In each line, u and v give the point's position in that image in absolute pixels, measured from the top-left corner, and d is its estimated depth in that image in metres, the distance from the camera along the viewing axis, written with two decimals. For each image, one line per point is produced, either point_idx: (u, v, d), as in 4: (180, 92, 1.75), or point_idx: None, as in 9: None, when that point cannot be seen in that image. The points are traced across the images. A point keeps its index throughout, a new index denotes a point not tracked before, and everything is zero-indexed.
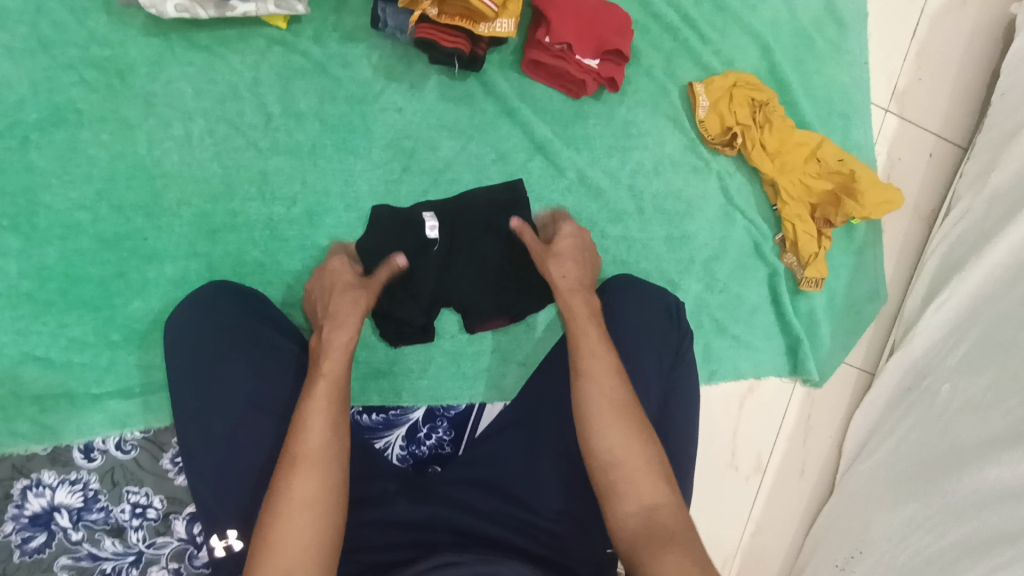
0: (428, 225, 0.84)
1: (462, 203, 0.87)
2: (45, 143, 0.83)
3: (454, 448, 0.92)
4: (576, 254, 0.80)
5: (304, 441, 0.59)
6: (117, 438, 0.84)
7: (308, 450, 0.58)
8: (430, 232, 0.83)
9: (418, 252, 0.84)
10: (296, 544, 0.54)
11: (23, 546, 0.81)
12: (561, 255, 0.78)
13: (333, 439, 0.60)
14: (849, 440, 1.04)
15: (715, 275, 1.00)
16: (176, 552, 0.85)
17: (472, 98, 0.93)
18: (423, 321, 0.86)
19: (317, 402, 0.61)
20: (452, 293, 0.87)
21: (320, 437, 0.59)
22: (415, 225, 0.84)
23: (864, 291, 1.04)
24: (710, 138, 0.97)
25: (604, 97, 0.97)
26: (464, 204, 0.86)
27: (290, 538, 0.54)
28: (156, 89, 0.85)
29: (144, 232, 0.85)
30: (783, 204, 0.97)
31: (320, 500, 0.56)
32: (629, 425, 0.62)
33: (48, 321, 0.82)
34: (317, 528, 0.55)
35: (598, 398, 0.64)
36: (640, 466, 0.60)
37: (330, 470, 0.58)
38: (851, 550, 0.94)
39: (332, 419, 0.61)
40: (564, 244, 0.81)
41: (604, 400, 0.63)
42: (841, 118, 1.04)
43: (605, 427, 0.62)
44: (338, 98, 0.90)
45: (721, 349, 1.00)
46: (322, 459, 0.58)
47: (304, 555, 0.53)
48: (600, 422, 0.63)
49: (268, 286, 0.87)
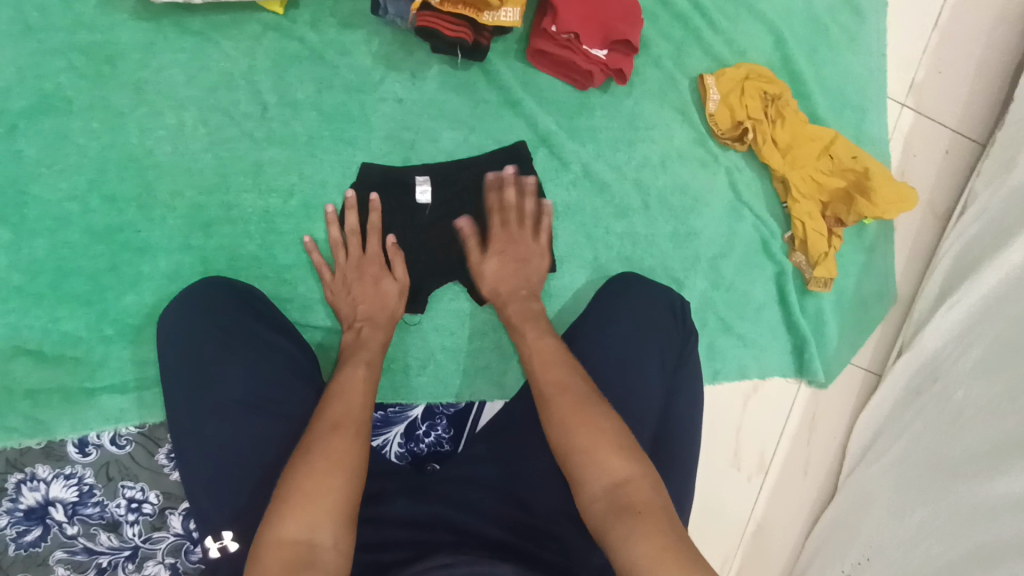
0: (420, 188, 0.86)
1: (457, 166, 0.88)
2: (33, 132, 0.80)
3: (453, 445, 0.91)
4: (510, 265, 0.85)
5: (333, 411, 0.63)
6: (112, 433, 0.83)
7: (336, 418, 0.63)
8: (419, 196, 0.87)
9: (409, 215, 0.87)
10: (320, 501, 0.55)
11: (18, 540, 0.81)
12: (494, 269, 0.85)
13: (365, 417, 0.65)
14: (854, 441, 1.03)
15: (721, 273, 0.97)
16: (172, 547, 0.84)
17: (474, 88, 0.90)
18: (413, 287, 0.88)
19: (353, 386, 0.68)
20: (450, 268, 0.88)
21: (349, 409, 0.64)
22: (405, 187, 0.87)
23: (873, 290, 1.02)
24: (720, 132, 0.94)
25: (611, 89, 0.94)
26: (459, 167, 0.88)
27: (318, 494, 0.55)
28: (147, 76, 0.83)
29: (137, 225, 0.83)
30: (793, 201, 0.94)
31: (352, 462, 0.58)
32: (582, 401, 0.64)
33: (39, 315, 0.81)
34: (337, 485, 0.56)
35: (549, 382, 0.67)
36: (592, 441, 0.60)
37: (356, 436, 0.61)
38: (857, 556, 0.93)
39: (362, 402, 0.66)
40: (489, 262, 0.86)
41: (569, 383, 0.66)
42: (856, 112, 1.00)
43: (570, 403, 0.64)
44: (335, 87, 0.87)
45: (726, 347, 0.98)
46: (356, 428, 0.62)
47: (326, 510, 0.54)
48: (553, 402, 0.65)
49: (263, 281, 0.85)
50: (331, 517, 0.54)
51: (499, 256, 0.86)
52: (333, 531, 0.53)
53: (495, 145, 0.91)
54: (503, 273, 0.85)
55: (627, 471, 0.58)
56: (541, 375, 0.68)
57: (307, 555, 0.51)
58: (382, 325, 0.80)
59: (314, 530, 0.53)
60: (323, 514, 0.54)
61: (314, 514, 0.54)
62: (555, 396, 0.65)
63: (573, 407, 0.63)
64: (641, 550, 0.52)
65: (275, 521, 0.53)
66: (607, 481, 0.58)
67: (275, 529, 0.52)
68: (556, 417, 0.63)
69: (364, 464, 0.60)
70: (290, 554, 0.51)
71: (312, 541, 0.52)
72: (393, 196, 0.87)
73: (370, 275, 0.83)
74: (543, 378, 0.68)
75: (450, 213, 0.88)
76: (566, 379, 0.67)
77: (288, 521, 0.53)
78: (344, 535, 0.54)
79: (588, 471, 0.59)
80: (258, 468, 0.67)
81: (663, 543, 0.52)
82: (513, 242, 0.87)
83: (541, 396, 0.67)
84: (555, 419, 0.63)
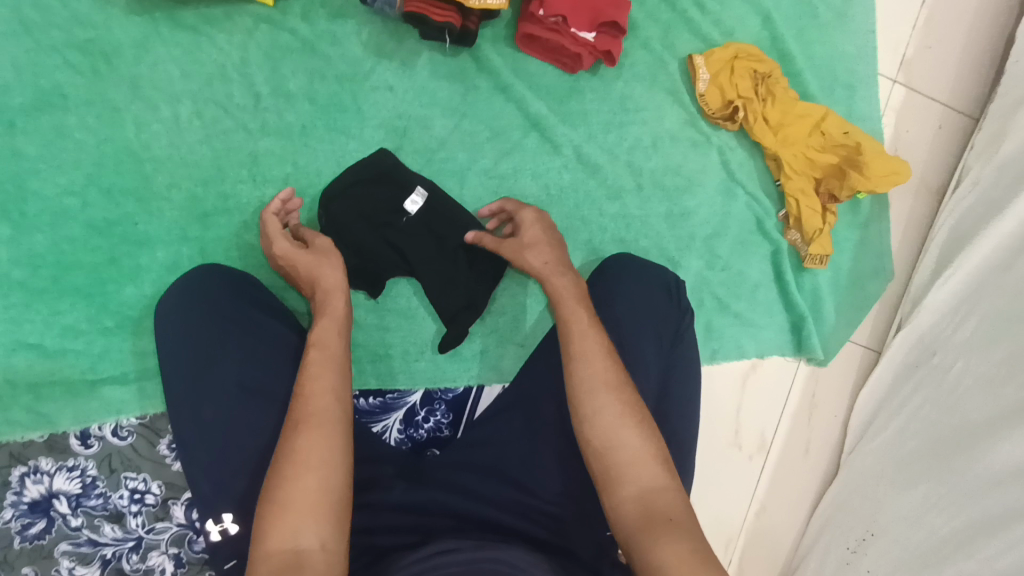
0: (413, 198, 0.86)
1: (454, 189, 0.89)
2: (31, 128, 0.82)
3: (452, 430, 0.91)
4: (545, 241, 0.80)
5: (307, 404, 0.60)
6: (114, 424, 0.83)
7: (311, 412, 0.59)
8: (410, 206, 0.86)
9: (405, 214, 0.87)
10: (308, 506, 0.53)
11: (23, 533, 0.81)
12: (534, 246, 0.79)
13: (341, 413, 0.60)
14: (855, 418, 1.02)
15: (716, 253, 0.98)
16: (175, 537, 0.84)
17: (465, 74, 0.91)
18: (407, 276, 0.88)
19: (318, 371, 0.63)
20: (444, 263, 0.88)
21: (325, 401, 0.60)
22: (404, 189, 0.86)
23: (869, 266, 1.02)
24: (710, 112, 0.95)
25: (601, 72, 0.95)
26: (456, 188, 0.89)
27: (301, 500, 0.53)
28: (142, 71, 0.84)
29: (135, 217, 0.84)
30: (786, 178, 0.95)
31: (326, 463, 0.56)
32: (624, 402, 0.62)
33: (41, 308, 0.82)
34: (324, 485, 0.55)
35: (589, 376, 0.64)
36: (636, 448, 0.60)
37: (335, 431, 0.58)
38: (862, 532, 0.92)
39: (336, 390, 0.62)
40: (529, 231, 0.81)
41: (599, 382, 0.63)
42: (846, 90, 1.01)
43: (601, 403, 0.62)
44: (328, 77, 0.88)
45: (723, 326, 0.98)
46: (329, 424, 0.58)
47: (310, 513, 0.53)
48: (595, 400, 0.62)
49: (260, 270, 0.86)
50: (319, 525, 0.53)
51: (535, 230, 0.81)
52: (315, 533, 0.52)
53: (486, 130, 0.91)
54: (546, 249, 0.79)
55: (649, 481, 0.58)
56: (583, 369, 0.65)
57: (294, 563, 0.50)
58: (337, 293, 0.73)
59: (301, 536, 0.52)
60: (308, 518, 0.53)
61: (297, 517, 0.52)
62: (596, 393, 0.63)
63: (614, 408, 0.62)
64: (671, 556, 0.52)
65: (261, 530, 0.52)
66: (632, 489, 0.58)
67: (263, 538, 0.52)
68: (598, 413, 0.62)
69: (349, 467, 0.57)
70: (277, 563, 0.50)
71: (298, 549, 0.51)
72: (381, 189, 0.86)
73: (283, 246, 0.77)
74: (583, 375, 0.64)
75: (445, 212, 0.88)
76: (609, 375, 0.64)
77: (274, 530, 0.52)
78: (332, 533, 0.53)
79: (623, 475, 0.58)
80: (255, 453, 0.68)
81: (685, 553, 0.52)
82: (542, 219, 0.84)
83: (578, 393, 0.64)
84: (602, 415, 0.62)
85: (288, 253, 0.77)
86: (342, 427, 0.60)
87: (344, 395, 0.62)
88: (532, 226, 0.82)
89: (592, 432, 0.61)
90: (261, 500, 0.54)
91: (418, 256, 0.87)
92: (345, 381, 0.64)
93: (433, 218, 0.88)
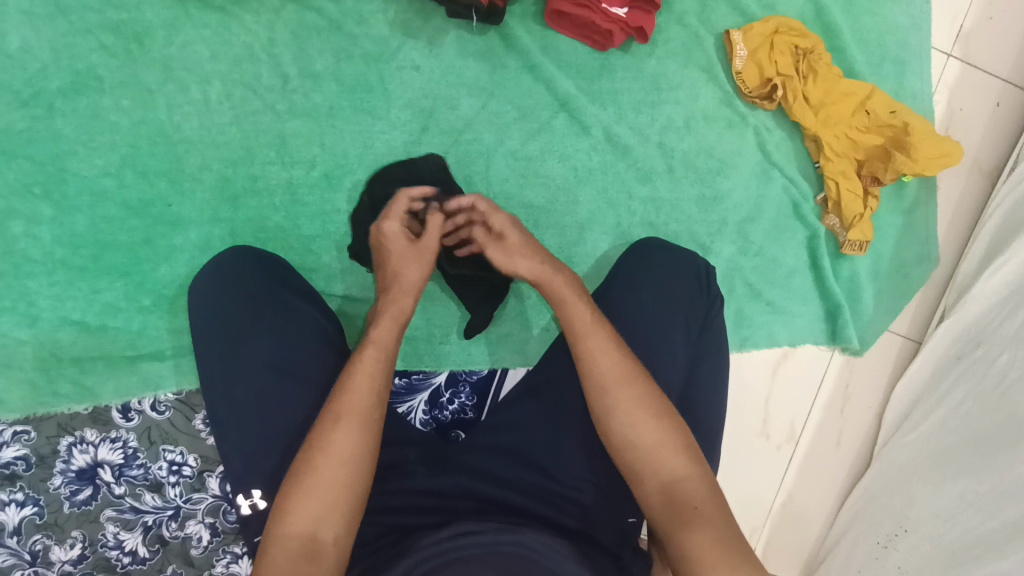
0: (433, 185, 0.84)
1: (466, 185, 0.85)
2: (69, 110, 0.83)
3: (476, 413, 0.93)
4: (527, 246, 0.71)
5: (347, 396, 0.59)
6: (152, 399, 0.87)
7: (348, 404, 0.59)
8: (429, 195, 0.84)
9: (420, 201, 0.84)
10: (329, 498, 0.55)
11: (72, 498, 0.85)
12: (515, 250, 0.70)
13: (375, 406, 0.60)
14: (891, 411, 0.99)
15: (750, 238, 0.95)
16: (211, 507, 0.89)
17: (493, 53, 0.89)
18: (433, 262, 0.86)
19: (365, 366, 0.62)
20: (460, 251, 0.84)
21: (363, 394, 0.60)
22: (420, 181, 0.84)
23: (913, 253, 0.98)
24: (747, 90, 0.92)
25: (633, 49, 0.92)
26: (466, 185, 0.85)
27: (324, 491, 0.55)
28: (173, 52, 0.85)
29: (168, 198, 0.85)
30: (826, 160, 0.92)
31: (354, 459, 0.57)
32: (643, 396, 0.60)
33: (82, 286, 0.84)
34: (349, 479, 0.56)
35: (605, 372, 0.62)
36: (654, 440, 0.59)
37: (368, 425, 0.58)
38: (894, 527, 0.90)
39: (376, 385, 0.61)
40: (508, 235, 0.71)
41: (613, 370, 0.62)
42: (895, 65, 0.95)
43: (621, 396, 0.61)
44: (354, 57, 0.87)
45: (754, 314, 0.96)
46: (362, 418, 0.58)
47: (330, 506, 0.54)
48: (609, 396, 0.61)
49: (289, 251, 0.87)
50: (338, 515, 0.54)
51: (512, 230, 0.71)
52: (334, 523, 0.54)
53: (512, 111, 0.90)
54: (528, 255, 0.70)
55: (672, 470, 0.58)
56: (594, 363, 0.62)
57: (312, 550, 0.52)
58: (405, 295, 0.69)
59: (319, 524, 0.53)
60: (328, 511, 0.54)
61: (318, 509, 0.54)
62: (609, 390, 0.61)
63: (633, 403, 0.60)
64: (698, 543, 0.53)
65: (282, 514, 0.54)
66: (656, 480, 0.58)
67: (284, 520, 0.53)
68: (616, 406, 0.60)
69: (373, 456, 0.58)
70: (295, 550, 0.52)
71: (316, 537, 0.53)
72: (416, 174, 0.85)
73: (393, 231, 0.72)
74: (595, 370, 0.62)
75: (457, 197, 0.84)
76: (624, 365, 0.62)
77: (295, 517, 0.53)
78: (348, 525, 0.55)
79: (647, 466, 0.58)
80: (284, 432, 0.69)
81: (713, 542, 0.53)
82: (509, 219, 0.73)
83: (593, 387, 0.62)
84: (623, 407, 0.60)
85: (390, 237, 0.72)
86: (372, 412, 0.59)
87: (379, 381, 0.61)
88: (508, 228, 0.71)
89: (613, 425, 0.60)
90: (286, 481, 0.56)
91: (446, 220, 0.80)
92: (386, 373, 0.63)
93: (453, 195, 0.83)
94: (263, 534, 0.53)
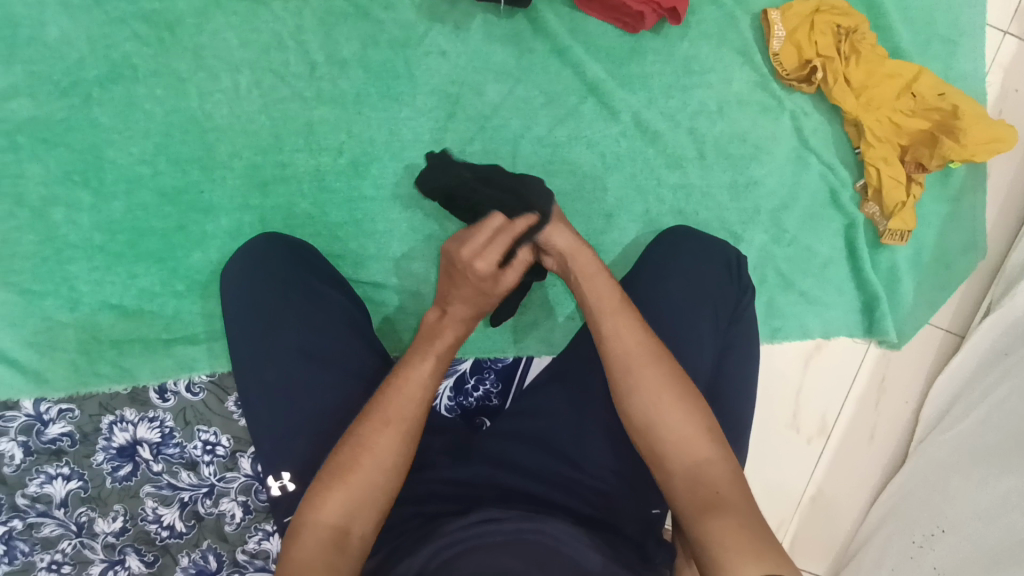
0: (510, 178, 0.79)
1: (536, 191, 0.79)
2: (106, 99, 0.85)
3: (501, 400, 0.93)
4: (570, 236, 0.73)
5: (395, 399, 0.60)
6: (187, 381, 0.89)
7: (394, 406, 0.60)
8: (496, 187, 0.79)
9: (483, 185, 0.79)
10: (364, 493, 0.55)
11: (113, 474, 0.89)
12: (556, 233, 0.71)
13: (422, 410, 0.61)
14: (929, 407, 0.96)
15: (783, 226, 0.92)
16: (243, 486, 0.92)
17: (520, 37, 0.88)
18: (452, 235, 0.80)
19: (418, 371, 0.62)
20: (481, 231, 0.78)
21: (413, 400, 0.60)
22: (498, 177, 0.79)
23: (958, 243, 0.94)
24: (785, 73, 0.88)
25: (664, 31, 0.89)
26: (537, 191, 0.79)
27: (361, 486, 0.56)
28: (204, 40, 0.86)
29: (200, 185, 0.87)
30: (866, 146, 0.88)
31: (395, 462, 0.57)
32: (666, 377, 0.60)
33: (120, 271, 0.87)
34: (387, 477, 0.57)
35: (625, 353, 0.62)
36: (679, 420, 0.58)
37: (412, 428, 0.59)
38: (930, 527, 0.87)
39: (426, 391, 0.61)
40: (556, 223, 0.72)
41: (636, 352, 0.62)
42: (945, 44, 0.90)
43: (643, 376, 0.60)
44: (381, 43, 0.87)
45: (787, 304, 0.93)
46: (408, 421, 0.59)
47: (360, 498, 0.55)
48: (633, 376, 0.61)
49: (317, 238, 0.88)
50: (369, 511, 0.55)
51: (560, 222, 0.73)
52: (365, 518, 0.55)
53: (540, 96, 0.88)
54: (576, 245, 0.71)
55: (696, 454, 0.56)
56: (616, 341, 0.63)
57: (340, 540, 0.53)
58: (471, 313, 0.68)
59: (351, 518, 0.54)
60: (362, 506, 0.55)
61: (353, 502, 0.55)
62: (633, 369, 0.61)
63: (656, 385, 0.60)
64: (719, 527, 0.50)
65: (314, 501, 0.55)
66: (679, 463, 0.56)
67: (315, 505, 0.54)
68: (638, 388, 0.60)
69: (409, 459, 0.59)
70: (324, 538, 0.53)
71: (347, 530, 0.54)
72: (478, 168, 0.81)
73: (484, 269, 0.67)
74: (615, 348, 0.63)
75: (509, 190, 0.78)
76: (646, 346, 0.62)
77: (328, 506, 0.54)
78: (377, 521, 0.56)
79: (669, 447, 0.57)
80: (313, 416, 0.69)
81: (735, 526, 0.50)
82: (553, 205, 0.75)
83: (616, 365, 0.62)
84: (647, 389, 0.60)
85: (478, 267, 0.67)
86: (413, 419, 0.60)
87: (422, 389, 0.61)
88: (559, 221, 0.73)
89: (636, 408, 0.60)
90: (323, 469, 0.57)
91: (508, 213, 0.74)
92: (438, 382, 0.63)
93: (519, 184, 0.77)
94: (294, 518, 0.54)
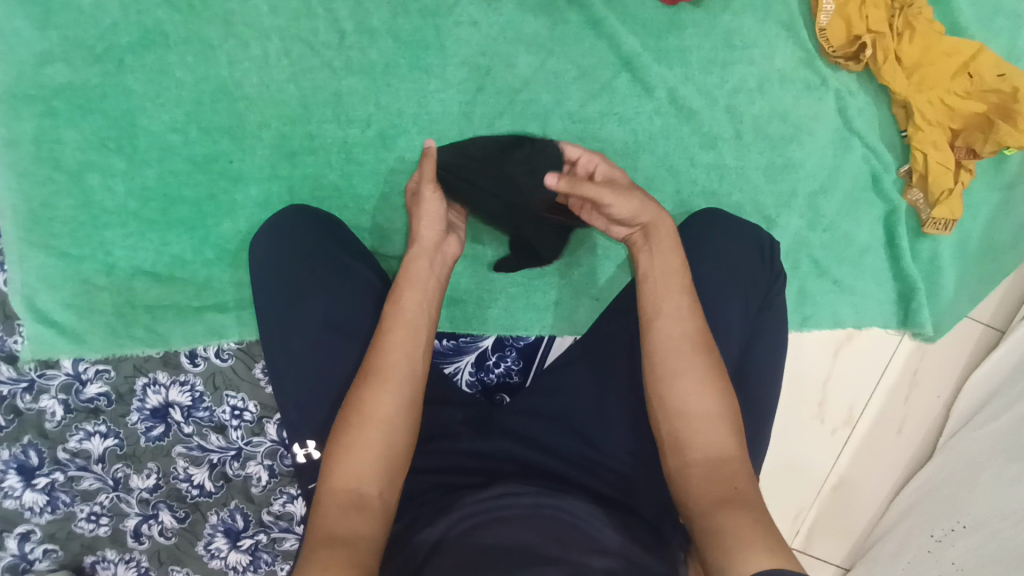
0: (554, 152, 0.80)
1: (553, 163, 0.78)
2: (138, 66, 0.85)
3: (521, 377, 0.94)
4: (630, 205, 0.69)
5: (381, 357, 0.61)
6: (216, 347, 0.92)
7: (383, 364, 0.60)
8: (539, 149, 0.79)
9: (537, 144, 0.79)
10: (367, 456, 0.56)
11: (147, 434, 0.93)
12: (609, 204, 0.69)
13: (409, 364, 0.61)
14: (961, 403, 0.93)
15: (820, 212, 0.89)
16: (269, 450, 0.95)
17: (555, 7, 0.85)
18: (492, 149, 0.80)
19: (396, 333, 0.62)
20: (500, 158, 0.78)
21: (398, 357, 0.61)
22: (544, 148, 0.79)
23: (1007, 234, 0.90)
24: (832, 49, 0.84)
25: (705, 3, 0.85)
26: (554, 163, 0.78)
27: (367, 450, 0.56)
28: (234, 7, 0.85)
29: (230, 155, 0.87)
30: (915, 129, 0.84)
31: (388, 420, 0.58)
32: (707, 369, 0.59)
33: (153, 238, 0.88)
34: (387, 439, 0.57)
35: (670, 337, 0.61)
36: (710, 414, 0.57)
37: (405, 387, 0.60)
38: (950, 522, 0.88)
39: (410, 346, 0.62)
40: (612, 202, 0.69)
41: (679, 342, 0.61)
42: (1008, 20, 0.85)
43: (683, 367, 0.59)
44: (411, 12, 0.85)
45: (819, 292, 0.90)
46: (400, 377, 0.60)
47: (370, 462, 0.56)
48: (671, 362, 0.60)
49: (344, 211, 0.88)
50: (377, 472, 0.56)
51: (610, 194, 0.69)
52: (379, 481, 0.56)
53: (572, 70, 0.86)
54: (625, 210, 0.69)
55: (719, 448, 0.56)
56: (663, 329, 0.62)
57: (358, 502, 0.54)
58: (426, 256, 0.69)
59: (364, 481, 0.55)
60: (370, 468, 0.56)
61: (361, 465, 0.56)
62: (678, 355, 0.60)
63: (690, 373, 0.59)
64: (734, 522, 0.50)
65: (330, 469, 0.56)
66: (701, 454, 0.56)
67: (331, 469, 0.56)
68: (675, 378, 0.59)
69: (415, 420, 0.60)
70: (342, 501, 0.54)
71: (360, 491, 0.55)
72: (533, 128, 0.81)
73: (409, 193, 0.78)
74: (660, 334, 0.62)
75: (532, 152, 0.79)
76: (688, 338, 0.61)
77: (338, 471, 0.55)
78: (390, 483, 0.56)
79: (694, 437, 0.57)
80: (338, 387, 0.70)
81: (750, 521, 0.50)
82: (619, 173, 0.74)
83: (656, 350, 0.61)
84: (679, 377, 0.59)
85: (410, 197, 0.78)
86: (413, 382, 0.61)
87: (417, 345, 0.63)
88: (622, 198, 0.69)
89: (665, 395, 0.59)
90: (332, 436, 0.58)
91: (479, 178, 0.77)
92: (424, 341, 0.64)
93: (572, 156, 0.76)
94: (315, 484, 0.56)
